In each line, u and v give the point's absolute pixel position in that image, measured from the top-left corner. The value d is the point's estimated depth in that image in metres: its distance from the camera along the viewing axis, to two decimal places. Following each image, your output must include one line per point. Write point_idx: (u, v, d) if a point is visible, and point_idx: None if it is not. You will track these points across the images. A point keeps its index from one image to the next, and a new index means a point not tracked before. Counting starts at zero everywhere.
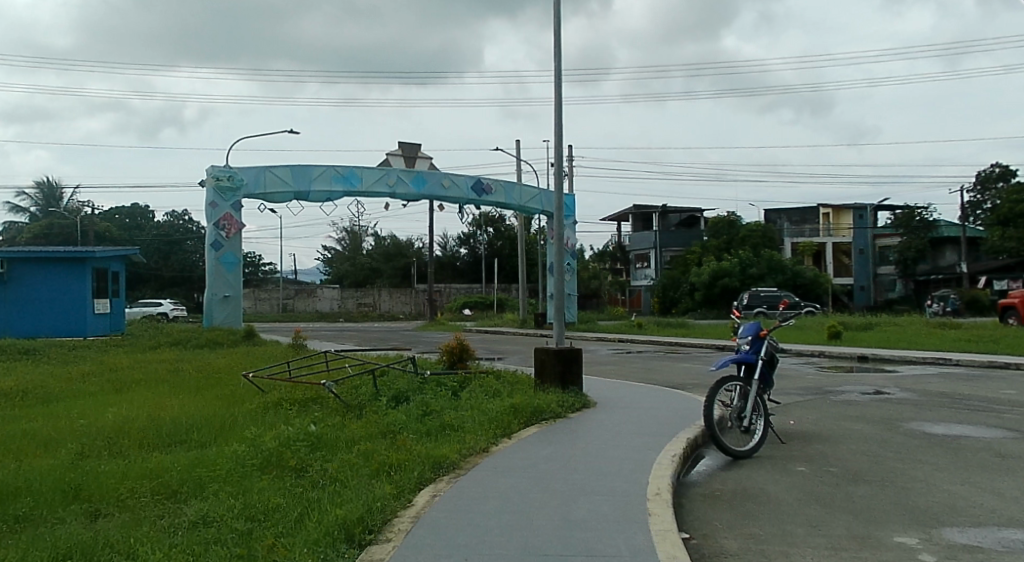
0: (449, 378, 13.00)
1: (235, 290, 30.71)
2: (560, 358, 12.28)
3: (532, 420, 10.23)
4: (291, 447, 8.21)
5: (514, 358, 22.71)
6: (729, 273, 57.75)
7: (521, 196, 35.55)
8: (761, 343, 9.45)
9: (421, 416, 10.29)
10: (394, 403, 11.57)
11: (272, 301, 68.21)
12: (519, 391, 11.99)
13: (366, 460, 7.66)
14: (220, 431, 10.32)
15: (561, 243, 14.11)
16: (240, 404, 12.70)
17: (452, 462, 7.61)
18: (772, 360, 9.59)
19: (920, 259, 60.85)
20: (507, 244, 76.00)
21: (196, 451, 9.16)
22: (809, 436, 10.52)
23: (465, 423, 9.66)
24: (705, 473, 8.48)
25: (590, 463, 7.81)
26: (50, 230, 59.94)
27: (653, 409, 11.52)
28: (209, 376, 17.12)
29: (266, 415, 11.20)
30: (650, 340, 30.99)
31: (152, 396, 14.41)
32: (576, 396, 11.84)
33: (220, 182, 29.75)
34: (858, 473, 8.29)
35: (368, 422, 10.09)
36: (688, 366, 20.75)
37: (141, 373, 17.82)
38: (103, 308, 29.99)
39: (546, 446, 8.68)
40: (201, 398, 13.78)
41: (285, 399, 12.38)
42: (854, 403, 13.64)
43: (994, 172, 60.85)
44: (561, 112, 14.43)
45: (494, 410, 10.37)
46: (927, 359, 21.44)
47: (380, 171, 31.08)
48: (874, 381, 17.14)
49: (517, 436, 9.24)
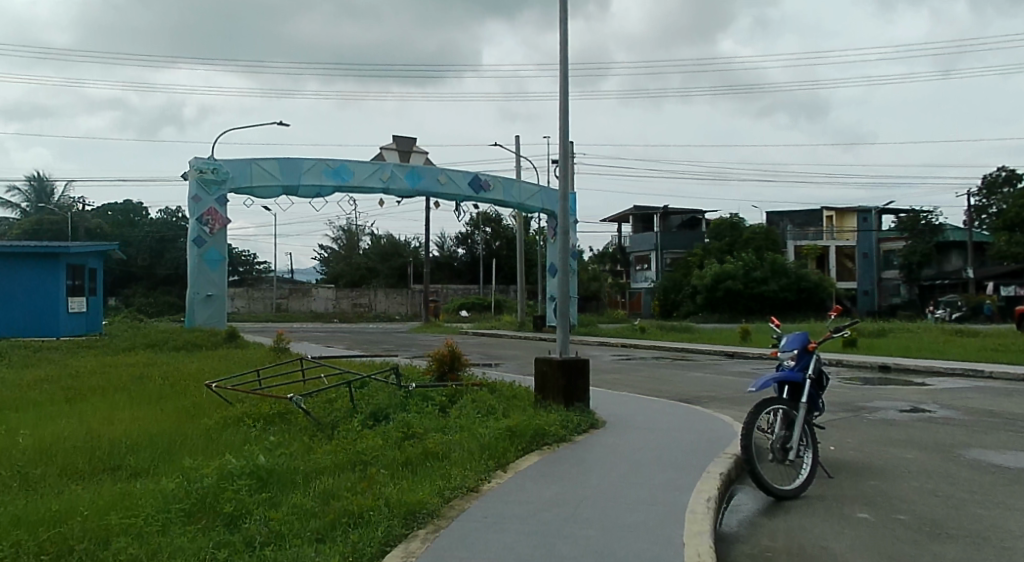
0: (437, 391, 11.38)
1: (219, 288, 29.03)
2: (564, 369, 10.66)
3: (532, 446, 8.63)
4: (231, 486, 6.64)
5: (511, 365, 21.10)
6: (732, 276, 56.18)
7: (520, 193, 33.84)
8: (808, 358, 7.86)
9: (400, 440, 8.70)
10: (370, 423, 9.97)
11: (266, 301, 66.08)
12: (517, 408, 10.39)
13: (321, 507, 6.06)
14: (163, 456, 8.70)
15: (568, 241, 12.45)
16: (197, 420, 11.15)
17: (429, 509, 6.04)
18: (821, 379, 8.01)
19: (925, 263, 59.11)
20: (505, 244, 74.49)
21: (122, 486, 7.54)
22: (860, 468, 8.88)
23: (453, 450, 8.10)
24: (744, 522, 6.92)
25: (603, 515, 6.24)
26: (40, 226, 58.37)
27: (674, 431, 9.94)
28: (175, 384, 15.43)
29: (220, 437, 9.64)
30: (653, 345, 29.42)
31: (105, 407, 12.84)
32: (583, 414, 10.25)
33: (204, 175, 28.15)
34: (937, 525, 6.70)
35: (340, 449, 8.51)
36: (699, 377, 19.17)
37: (100, 380, 16.15)
38: (78, 307, 28.35)
39: (551, 484, 7.14)
40: (155, 412, 12.14)
41: (247, 416, 10.88)
42: (895, 424, 11.99)
43: (1000, 176, 58.88)
44: (567, 93, 12.82)
45: (488, 433, 8.79)
46: (956, 370, 19.83)
47: (373, 165, 29.51)
48: (909, 396, 15.51)
49: (515, 468, 7.70)
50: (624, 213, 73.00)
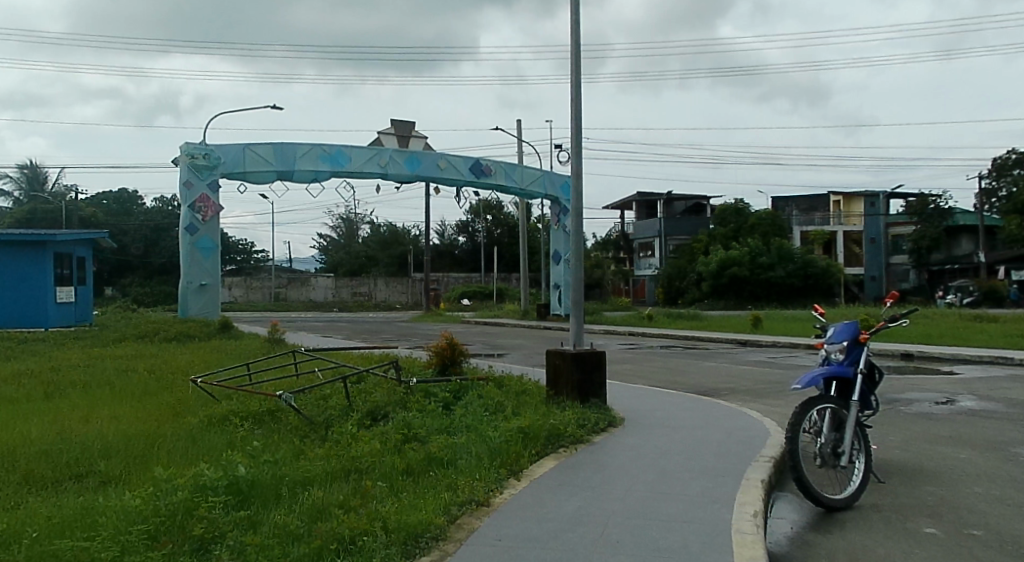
0: (440, 386, 10.52)
1: (212, 277, 28.06)
2: (578, 363, 9.76)
3: (547, 449, 7.75)
4: (207, 501, 5.77)
5: (516, 354, 20.26)
6: (738, 262, 55.46)
7: (522, 178, 32.84)
8: (858, 350, 6.96)
9: (399, 443, 7.82)
10: (368, 423, 9.12)
11: (264, 290, 65.19)
12: (527, 406, 9.50)
13: (308, 529, 5.17)
14: (137, 462, 7.81)
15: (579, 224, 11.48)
16: (179, 419, 10.32)
17: (434, 532, 5.16)
18: (871, 375, 7.12)
19: (934, 247, 58.13)
20: (506, 232, 73.57)
21: (85, 497, 6.67)
22: (913, 472, 8.00)
23: (459, 457, 7.20)
24: (795, 539, 6.04)
25: (639, 535, 5.39)
26: (34, 215, 57.40)
27: (701, 430, 9.06)
28: (159, 379, 14.52)
29: (203, 439, 8.79)
30: (662, 333, 28.53)
31: (81, 404, 11.98)
32: (600, 411, 9.38)
33: (195, 160, 27.22)
34: (1020, 542, 5.82)
35: (335, 454, 7.64)
36: (714, 366, 18.34)
37: (82, 374, 15.22)
38: (67, 297, 27.43)
39: (572, 498, 6.29)
40: (134, 410, 11.26)
41: (234, 414, 10.05)
42: (935, 419, 11.11)
43: (1010, 159, 57.03)
44: (578, 65, 11.87)
45: (499, 435, 7.90)
46: (984, 357, 18.95)
47: (371, 150, 28.60)
48: (941, 386, 14.64)
49: (531, 476, 6.84)
50: (626, 200, 71.99)
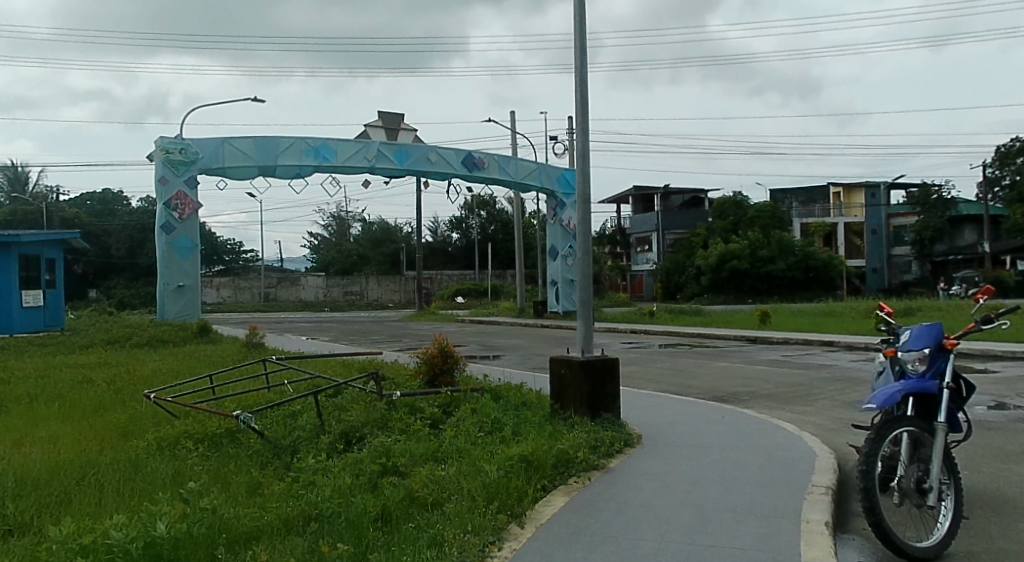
0: (427, 400, 9.15)
1: (191, 278, 26.48)
2: (587, 373, 8.35)
3: (556, 482, 6.35)
4: None
5: (513, 356, 18.90)
6: (738, 256, 54.05)
7: (517, 170, 31.34)
8: (942, 359, 5.55)
9: (377, 477, 6.41)
10: (340, 449, 7.77)
11: (253, 290, 63.72)
12: (529, 423, 8.12)
13: None
14: (55, 502, 6.42)
15: (587, 211, 10.08)
16: (125, 441, 8.95)
17: None
18: (955, 390, 5.70)
19: (937, 238, 56.82)
20: (500, 228, 72.18)
21: None
22: (997, 502, 6.60)
23: (448, 499, 5.77)
24: None
25: None
26: (14, 216, 55.73)
27: (734, 450, 7.70)
28: (113, 392, 13.00)
29: (143, 469, 7.41)
30: (667, 331, 27.17)
31: (21, 422, 10.54)
32: (612, 429, 7.98)
33: (170, 156, 25.67)
34: None
35: (296, 492, 6.24)
36: (729, 366, 16.99)
37: (34, 387, 13.78)
38: (34, 301, 25.88)
39: (592, 555, 4.88)
40: (78, 429, 9.83)
41: (187, 435, 8.66)
42: (994, 428, 9.72)
43: (1014, 147, 55.20)
44: (584, 34, 10.40)
45: (496, 464, 6.46)
46: (1015, 353, 17.56)
47: (358, 143, 27.13)
48: (983, 386, 13.25)
49: (537, 522, 5.45)
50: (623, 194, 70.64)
